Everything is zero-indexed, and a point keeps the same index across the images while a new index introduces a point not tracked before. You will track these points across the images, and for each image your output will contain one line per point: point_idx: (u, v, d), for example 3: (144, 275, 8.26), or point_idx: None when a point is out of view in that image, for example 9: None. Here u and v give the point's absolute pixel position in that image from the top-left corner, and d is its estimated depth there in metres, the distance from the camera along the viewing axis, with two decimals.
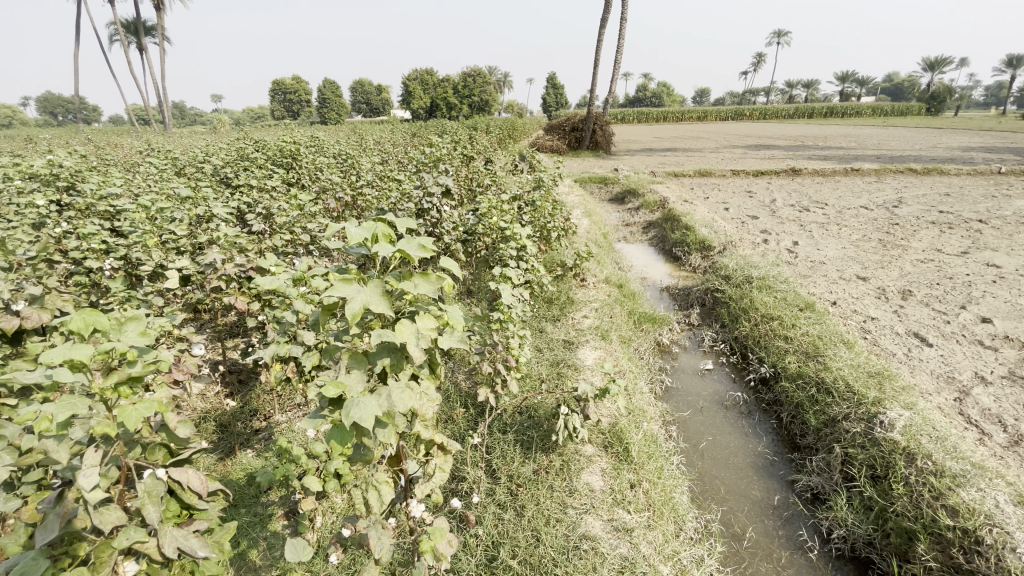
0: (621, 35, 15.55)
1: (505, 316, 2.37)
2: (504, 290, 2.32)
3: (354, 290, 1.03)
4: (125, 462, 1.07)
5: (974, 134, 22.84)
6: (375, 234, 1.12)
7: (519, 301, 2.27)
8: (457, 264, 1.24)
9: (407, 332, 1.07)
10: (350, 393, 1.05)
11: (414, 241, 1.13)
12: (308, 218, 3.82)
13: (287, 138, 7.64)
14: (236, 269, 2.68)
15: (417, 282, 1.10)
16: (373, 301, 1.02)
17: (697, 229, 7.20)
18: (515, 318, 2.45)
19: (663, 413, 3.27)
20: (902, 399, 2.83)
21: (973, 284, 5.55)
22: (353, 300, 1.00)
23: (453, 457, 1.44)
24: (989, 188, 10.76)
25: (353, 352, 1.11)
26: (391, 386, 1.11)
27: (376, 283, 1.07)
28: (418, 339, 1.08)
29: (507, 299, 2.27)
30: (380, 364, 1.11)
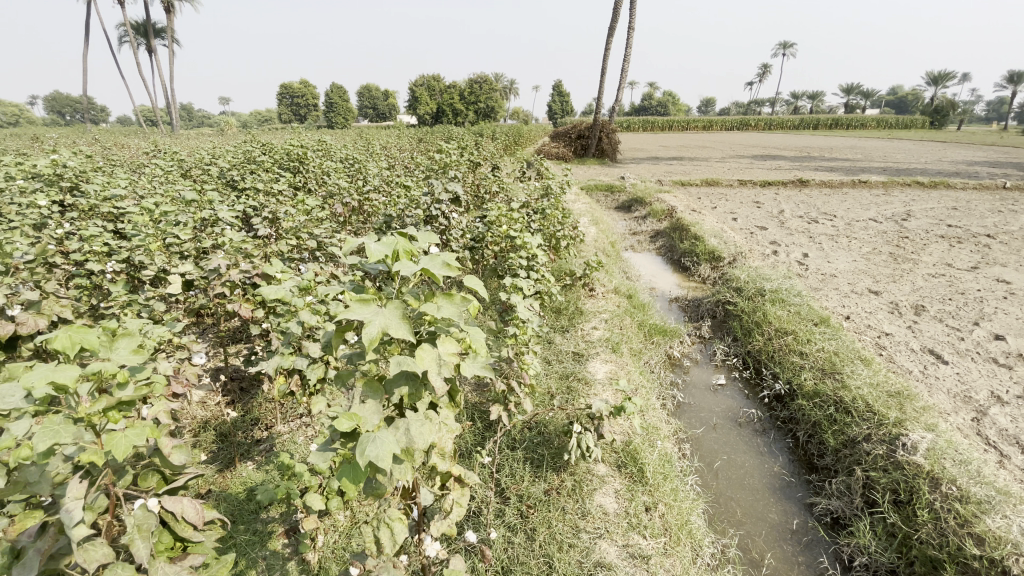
0: (628, 44, 15.58)
1: (519, 330, 2.29)
2: (519, 304, 2.24)
3: (372, 311, 0.95)
4: (114, 491, 1.03)
5: (980, 147, 22.81)
6: (395, 250, 1.04)
7: (534, 314, 2.19)
8: (482, 283, 1.16)
9: (429, 359, 1.00)
10: (364, 426, 0.99)
11: (437, 257, 1.05)
12: (315, 223, 3.76)
13: (294, 141, 7.61)
14: (241, 274, 2.60)
15: (440, 304, 1.03)
16: (392, 324, 0.95)
17: (705, 239, 7.11)
18: (528, 332, 2.37)
19: (676, 430, 3.17)
20: (924, 421, 2.72)
21: (986, 300, 5.44)
22: (372, 324, 0.92)
23: (470, 490, 1.37)
24: (997, 202, 10.67)
25: (369, 380, 1.05)
26: (409, 418, 1.05)
27: (395, 304, 0.99)
28: (441, 366, 1.01)
29: (522, 313, 2.19)
30: (397, 393, 1.05)
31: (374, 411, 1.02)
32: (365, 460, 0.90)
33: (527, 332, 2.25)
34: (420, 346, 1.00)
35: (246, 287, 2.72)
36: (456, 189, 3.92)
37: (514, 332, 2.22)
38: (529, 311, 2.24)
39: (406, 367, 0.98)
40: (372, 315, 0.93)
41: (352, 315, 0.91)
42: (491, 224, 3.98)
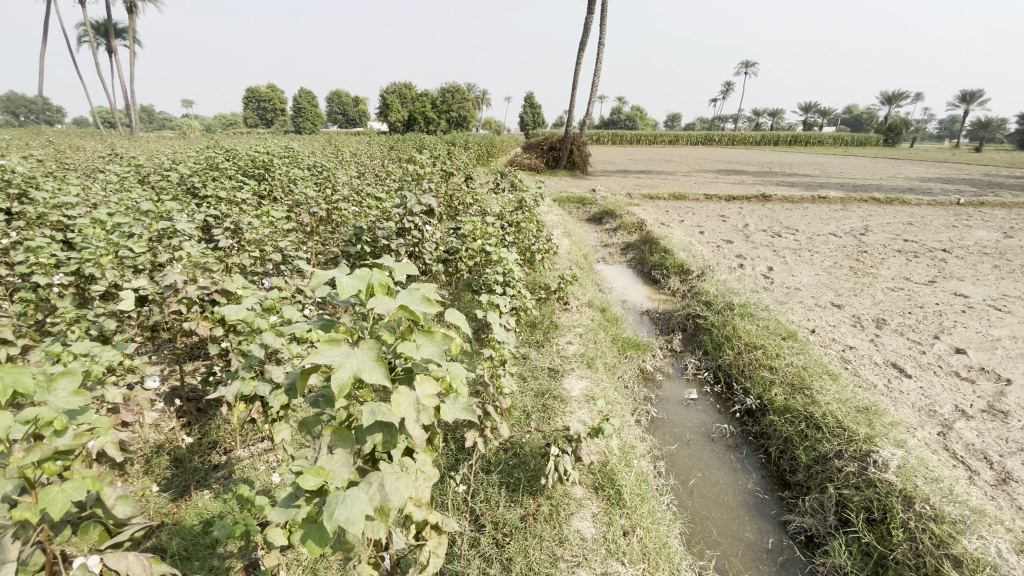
0: (599, 59, 15.86)
1: (496, 351, 2.23)
2: (496, 325, 2.18)
3: (343, 353, 0.89)
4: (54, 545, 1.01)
5: (932, 165, 24.07)
6: (370, 284, 0.99)
7: (512, 336, 2.13)
8: (465, 318, 1.12)
9: (406, 406, 0.96)
10: (332, 481, 0.95)
11: (416, 292, 0.99)
12: (281, 235, 3.60)
13: (260, 147, 7.39)
14: (200, 291, 2.45)
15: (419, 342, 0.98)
16: (365, 368, 0.88)
17: (675, 252, 7.23)
18: (505, 353, 2.30)
19: (651, 447, 3.15)
20: (893, 437, 2.79)
21: (943, 314, 5.68)
22: (341, 367, 0.85)
23: (448, 538, 1.31)
24: (949, 218, 11.24)
25: (338, 428, 1.00)
26: (383, 470, 1.00)
27: (370, 344, 0.93)
28: (418, 413, 0.97)
29: (500, 333, 2.13)
30: (370, 442, 1.00)
31: (344, 462, 0.99)
32: (334, 524, 0.85)
33: (506, 355, 2.18)
34: (396, 389, 0.96)
35: (205, 304, 2.56)
36: (430, 202, 3.84)
37: (491, 355, 2.16)
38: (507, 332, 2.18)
39: (381, 415, 0.92)
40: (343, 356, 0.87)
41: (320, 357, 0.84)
42: (465, 238, 3.91)
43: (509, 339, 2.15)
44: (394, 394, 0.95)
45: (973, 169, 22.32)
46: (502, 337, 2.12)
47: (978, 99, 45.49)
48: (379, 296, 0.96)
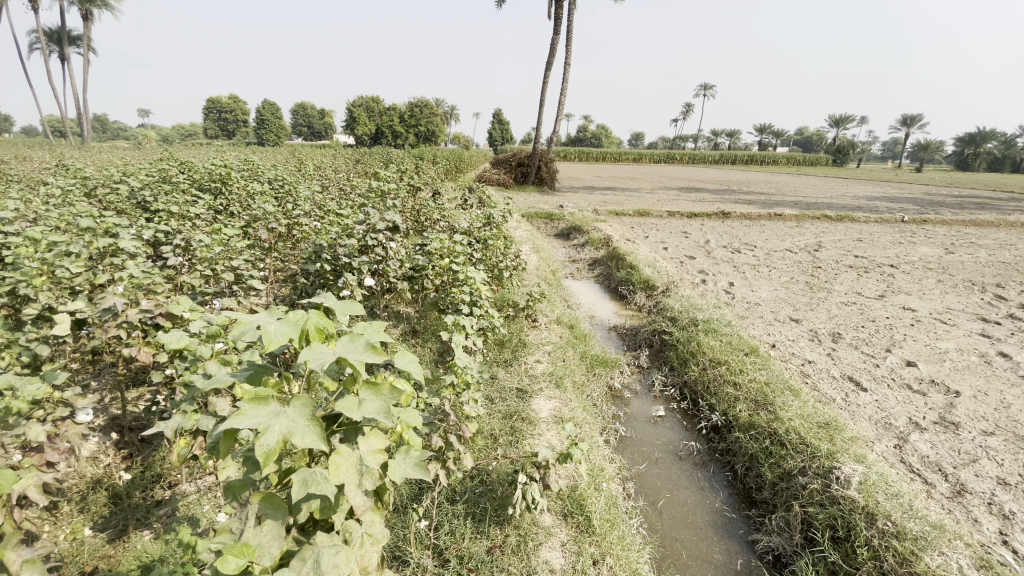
0: (565, 79, 16.23)
1: (458, 377, 2.15)
2: (458, 351, 2.10)
3: (272, 412, 0.84)
4: None
5: (878, 185, 25.53)
6: (307, 329, 0.95)
7: (475, 362, 2.05)
8: (416, 366, 1.10)
9: (347, 469, 0.90)
10: (258, 562, 0.88)
11: (356, 341, 0.95)
12: (236, 253, 3.43)
13: (218, 159, 7.12)
14: (141, 314, 2.28)
15: (363, 397, 0.94)
16: (296, 431, 0.83)
17: (640, 268, 7.34)
18: (470, 380, 2.20)
19: (619, 468, 3.11)
20: (853, 453, 2.85)
21: (894, 327, 5.94)
22: (269, 430, 0.79)
23: None
24: (895, 235, 11.88)
25: (268, 494, 0.94)
26: (319, 545, 0.94)
27: (303, 402, 0.87)
28: (361, 476, 0.92)
29: (461, 359, 2.05)
30: (306, 510, 0.96)
31: (274, 535, 0.92)
32: None
33: (470, 381, 2.09)
34: (337, 451, 0.90)
35: (147, 328, 2.40)
36: (394, 219, 3.76)
37: (452, 381, 2.07)
38: (469, 358, 2.10)
39: (315, 485, 0.87)
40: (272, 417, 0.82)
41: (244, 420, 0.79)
42: (430, 256, 3.84)
43: (471, 365, 2.07)
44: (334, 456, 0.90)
45: (915, 189, 23.78)
46: (464, 363, 2.04)
47: (916, 124, 48.74)
48: (314, 344, 0.93)
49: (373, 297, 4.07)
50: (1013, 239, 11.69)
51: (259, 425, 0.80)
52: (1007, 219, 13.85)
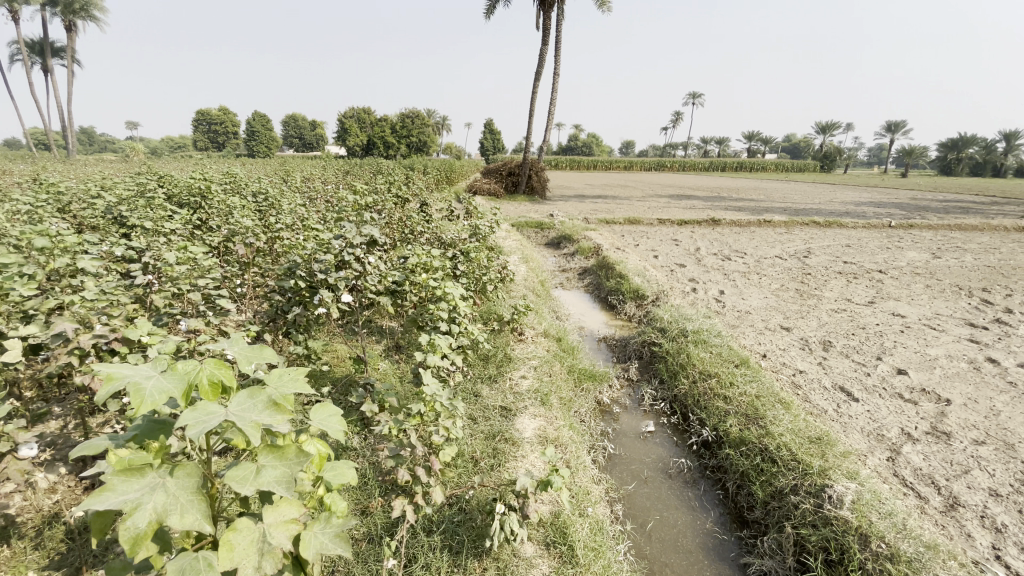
0: (554, 89, 16.30)
1: (427, 406, 2.00)
2: (426, 378, 1.99)
3: (147, 484, 0.84)
4: None
5: (864, 190, 25.80)
6: (199, 381, 0.95)
7: (444, 390, 1.94)
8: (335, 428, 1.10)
9: (244, 550, 0.91)
10: None
11: (249, 404, 0.95)
12: (205, 271, 3.31)
13: (200, 172, 6.99)
14: (94, 339, 2.18)
15: (262, 463, 0.94)
16: (170, 509, 0.82)
17: (630, 278, 7.27)
18: (443, 409, 2.06)
19: (607, 489, 3.01)
20: (845, 469, 2.76)
21: (884, 334, 5.90)
22: (139, 509, 0.79)
23: None
24: (884, 240, 11.92)
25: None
26: None
27: (185, 476, 0.88)
28: (261, 557, 0.92)
29: (428, 387, 1.94)
30: None
31: None
32: None
33: (439, 409, 1.98)
34: (234, 528, 0.90)
35: (102, 353, 2.29)
36: (372, 233, 3.65)
37: (419, 410, 1.95)
38: (437, 385, 1.99)
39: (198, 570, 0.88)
40: (145, 492, 0.82)
41: (107, 500, 0.78)
42: (410, 271, 3.74)
43: (440, 392, 1.96)
44: (230, 529, 0.90)
45: (901, 193, 24.05)
46: (432, 392, 1.92)
47: (901, 130, 49.46)
48: (204, 402, 0.92)
49: (352, 313, 3.96)
50: (999, 242, 11.77)
51: (128, 503, 0.80)
52: (991, 222, 14.00)
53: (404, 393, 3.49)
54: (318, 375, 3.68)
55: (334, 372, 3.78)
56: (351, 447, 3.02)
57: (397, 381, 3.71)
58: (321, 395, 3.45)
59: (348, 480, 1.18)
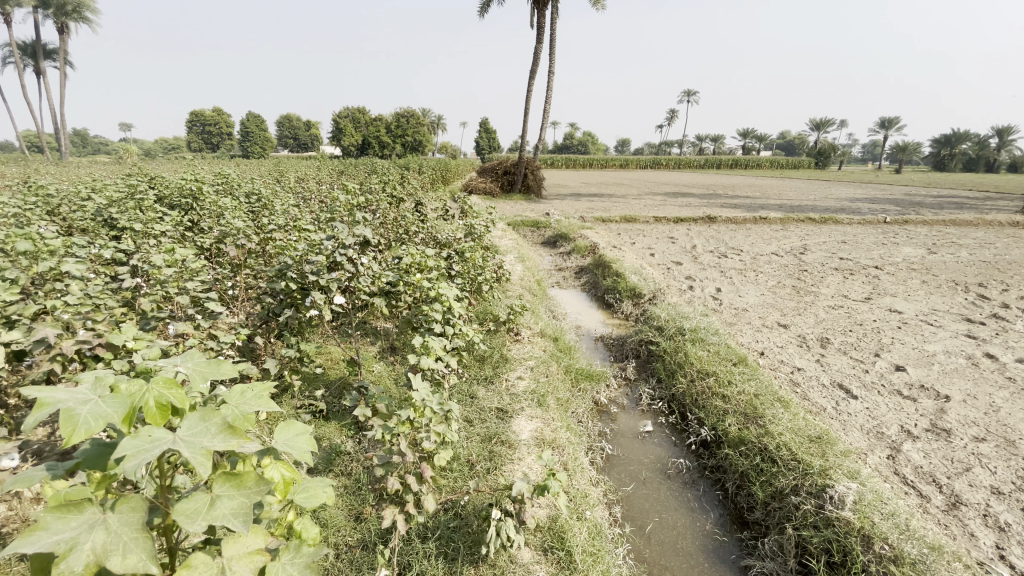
0: (549, 87, 16.26)
1: (418, 412, 1.95)
2: (415, 384, 1.94)
3: (86, 521, 0.78)
4: None
5: (859, 186, 25.85)
6: (143, 405, 0.90)
7: (434, 395, 1.89)
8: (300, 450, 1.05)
9: None
10: None
11: (199, 429, 0.90)
12: (193, 274, 3.24)
13: (192, 173, 6.91)
14: (77, 345, 2.12)
15: (216, 495, 0.88)
16: (111, 548, 0.76)
17: (627, 276, 7.23)
18: (436, 414, 2.01)
19: (605, 491, 2.97)
20: (846, 468, 2.74)
21: (881, 331, 5.88)
22: (75, 551, 0.73)
23: None
24: (879, 236, 11.94)
25: None
26: None
27: (130, 512, 0.82)
28: None
29: (417, 392, 1.88)
30: None
31: None
32: None
33: (430, 415, 1.93)
34: (188, 566, 0.85)
35: (86, 359, 2.23)
36: (364, 233, 3.59)
37: (409, 417, 1.89)
38: (427, 391, 1.94)
39: None
40: (82, 530, 0.76)
41: (36, 542, 0.71)
42: (403, 271, 3.69)
43: (430, 397, 1.91)
44: (184, 566, 0.84)
45: (896, 189, 24.12)
46: (421, 398, 1.87)
47: (895, 126, 49.63)
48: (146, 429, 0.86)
49: (346, 315, 3.90)
50: (993, 237, 11.81)
51: (62, 544, 0.74)
52: (986, 217, 14.06)
53: (399, 395, 3.44)
54: (311, 379, 3.63)
55: (328, 375, 3.73)
56: (345, 451, 2.98)
57: (392, 383, 3.67)
58: (314, 398, 3.40)
59: (319, 503, 1.16)
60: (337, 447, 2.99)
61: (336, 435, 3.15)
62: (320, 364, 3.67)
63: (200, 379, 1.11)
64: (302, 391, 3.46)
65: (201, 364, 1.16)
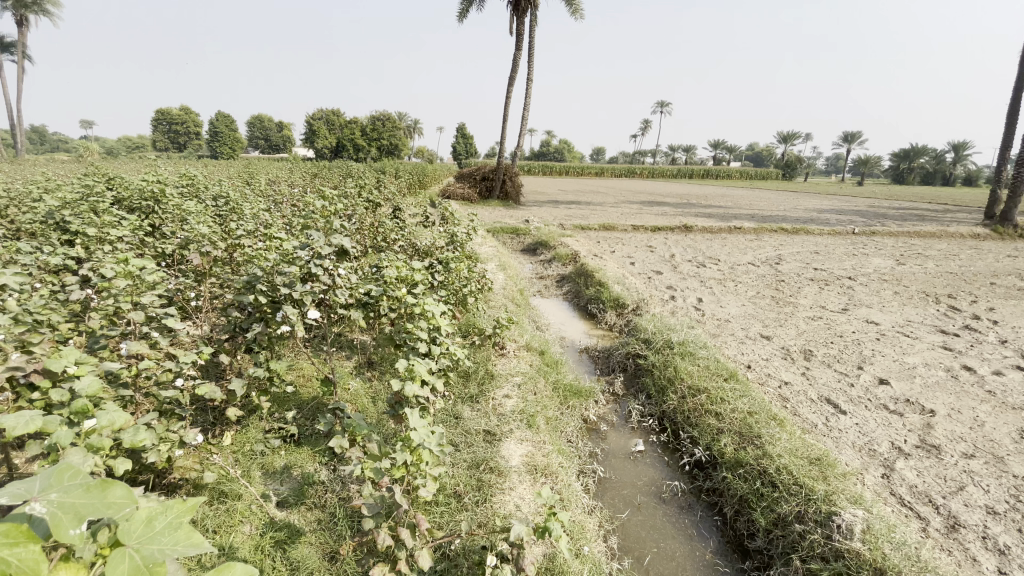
0: (527, 94, 16.26)
1: (414, 455, 1.75)
2: (412, 423, 1.74)
3: None
4: None
5: (826, 197, 26.65)
6: None
7: (433, 436, 1.70)
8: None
9: None
10: None
11: None
12: (148, 287, 2.90)
13: (156, 174, 6.52)
14: (9, 372, 1.80)
15: None
16: None
17: (609, 286, 7.12)
18: (432, 458, 1.80)
19: (600, 521, 2.80)
20: (849, 493, 2.64)
21: (862, 342, 5.90)
22: None
23: None
24: (849, 247, 12.22)
25: None
26: None
27: None
28: None
29: (416, 433, 1.69)
30: None
31: None
32: None
33: (427, 458, 1.74)
34: None
35: (20, 389, 1.92)
36: (343, 243, 3.33)
37: (405, 461, 1.70)
38: (426, 430, 1.75)
39: None
40: None
41: None
42: (386, 285, 3.46)
43: (430, 439, 1.73)
44: None
45: (860, 201, 24.90)
46: (419, 439, 1.68)
47: (857, 141, 51.72)
48: None
49: (320, 328, 3.63)
50: (955, 248, 12.24)
51: None
52: (947, 229, 14.58)
53: (379, 418, 3.22)
54: (282, 399, 3.38)
55: (300, 395, 3.48)
56: (319, 481, 2.76)
57: (369, 403, 3.44)
58: (286, 421, 3.15)
59: None
60: (310, 477, 2.76)
61: (310, 462, 2.91)
62: (291, 383, 3.41)
63: (72, 516, 0.73)
64: (271, 413, 3.21)
65: (74, 493, 0.78)
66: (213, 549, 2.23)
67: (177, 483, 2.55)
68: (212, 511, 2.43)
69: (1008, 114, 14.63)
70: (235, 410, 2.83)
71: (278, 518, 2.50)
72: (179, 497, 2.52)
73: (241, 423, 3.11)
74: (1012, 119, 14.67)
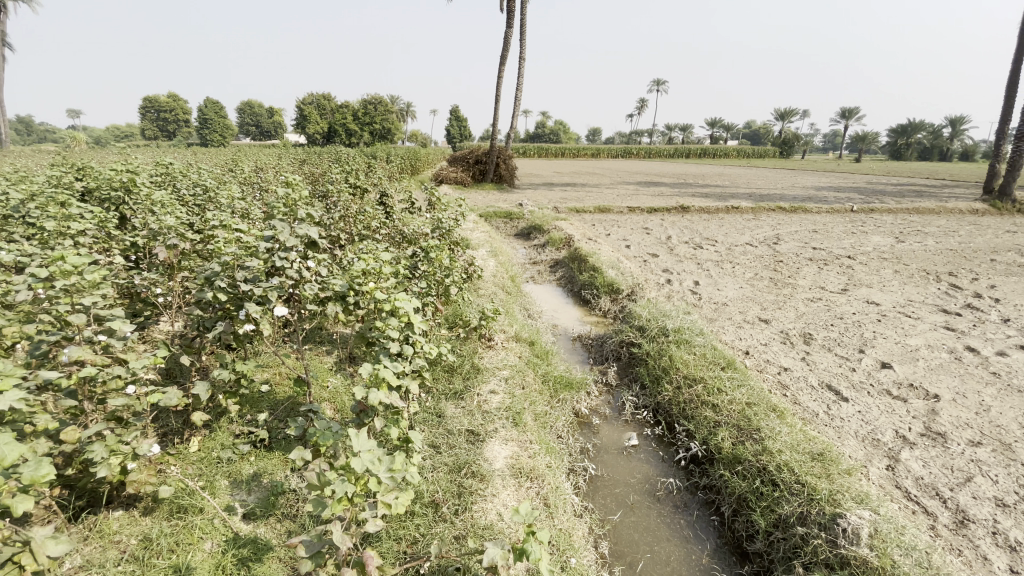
0: (519, 75, 15.84)
1: (356, 485, 1.63)
2: (356, 447, 1.62)
3: None
4: None
5: (823, 175, 26.30)
6: None
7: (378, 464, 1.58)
8: None
9: None
10: None
11: None
12: (95, 287, 2.65)
13: (130, 162, 6.23)
14: None
15: None
16: None
17: (604, 270, 6.91)
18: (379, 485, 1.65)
19: (590, 525, 2.64)
20: (853, 492, 2.48)
21: (862, 324, 5.73)
22: None
23: None
24: (848, 225, 12.00)
25: None
26: None
27: None
28: None
29: (358, 460, 1.57)
30: None
31: None
32: None
33: (373, 487, 1.62)
34: None
35: None
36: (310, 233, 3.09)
37: (348, 492, 1.57)
38: (371, 456, 1.62)
39: None
40: None
41: None
42: (360, 277, 3.23)
43: (376, 466, 1.63)
44: None
45: (857, 178, 24.63)
46: (362, 467, 1.56)
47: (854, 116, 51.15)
48: None
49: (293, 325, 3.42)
50: (955, 224, 12.02)
51: None
52: (946, 205, 14.33)
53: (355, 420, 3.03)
54: (255, 399, 3.19)
55: (274, 395, 3.29)
56: (289, 490, 2.58)
57: (347, 402, 3.25)
58: (256, 425, 2.95)
59: None
60: (279, 485, 2.59)
61: (281, 469, 2.74)
62: (264, 383, 3.21)
63: None
64: (242, 415, 3.02)
65: None
66: (168, 571, 2.04)
67: (135, 496, 2.37)
68: (169, 527, 2.24)
69: (1009, 87, 14.26)
70: (199, 415, 2.64)
71: (243, 533, 2.32)
72: (137, 512, 2.32)
73: (210, 428, 2.92)
74: (1011, 93, 14.32)
